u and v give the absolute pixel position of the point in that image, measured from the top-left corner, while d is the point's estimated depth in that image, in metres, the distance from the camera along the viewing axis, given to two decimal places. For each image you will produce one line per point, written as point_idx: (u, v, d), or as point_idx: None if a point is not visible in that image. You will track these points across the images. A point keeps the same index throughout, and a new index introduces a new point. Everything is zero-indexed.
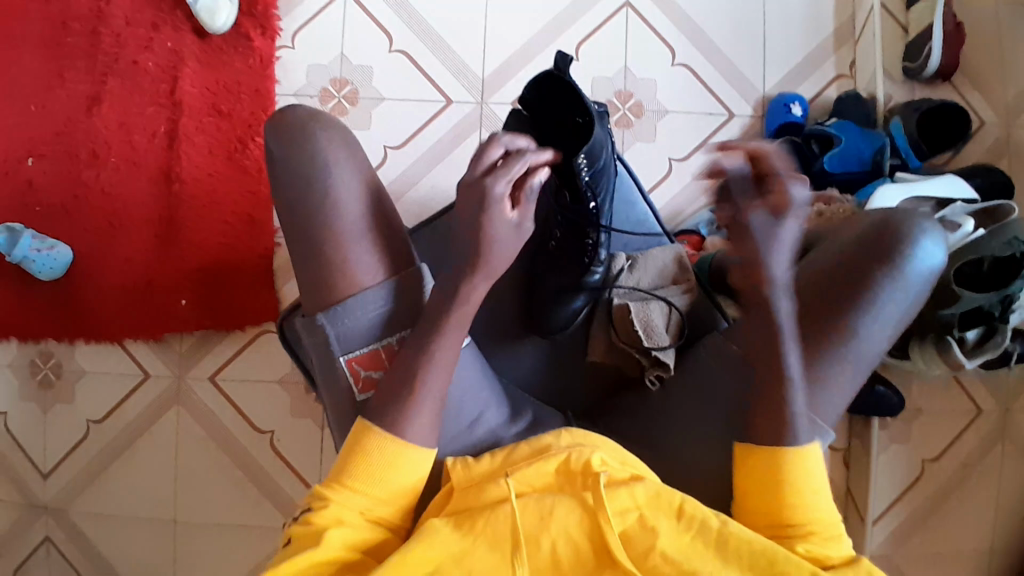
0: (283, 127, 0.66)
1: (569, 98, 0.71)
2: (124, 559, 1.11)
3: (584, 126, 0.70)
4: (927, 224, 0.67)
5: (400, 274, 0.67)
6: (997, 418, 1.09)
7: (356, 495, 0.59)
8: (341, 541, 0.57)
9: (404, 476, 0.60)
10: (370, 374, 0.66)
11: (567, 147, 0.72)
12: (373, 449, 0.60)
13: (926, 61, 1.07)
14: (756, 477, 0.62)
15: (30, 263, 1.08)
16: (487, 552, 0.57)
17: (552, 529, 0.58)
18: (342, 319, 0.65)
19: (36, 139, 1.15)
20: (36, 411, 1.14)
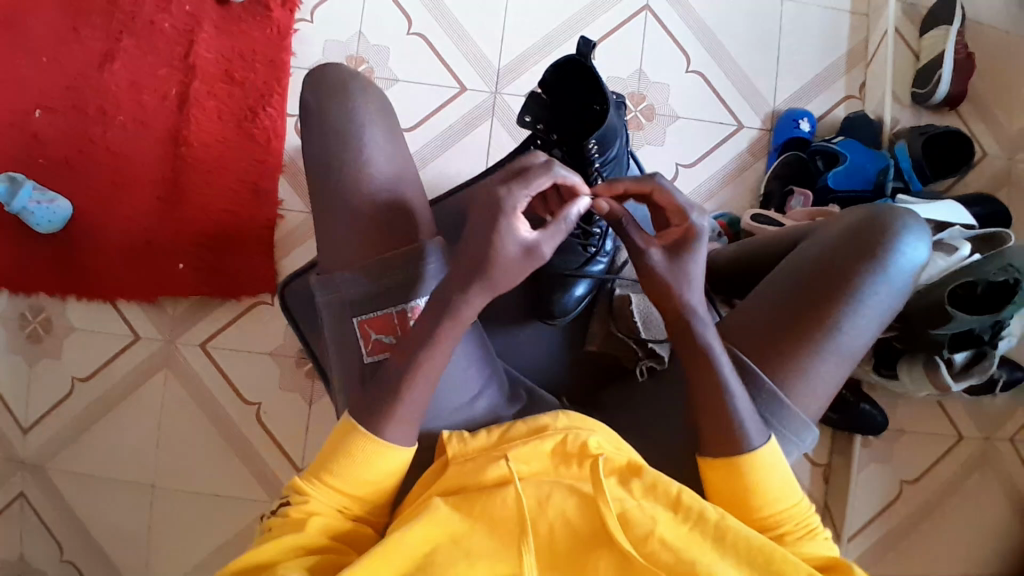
0: (318, 92, 0.68)
1: (590, 84, 0.74)
2: (99, 521, 1.10)
3: (600, 113, 0.74)
4: (910, 223, 0.71)
5: (409, 246, 0.64)
6: (978, 444, 1.11)
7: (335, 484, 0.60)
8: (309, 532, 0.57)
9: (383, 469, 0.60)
10: (381, 338, 0.65)
11: (582, 130, 0.76)
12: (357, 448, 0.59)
13: (935, 88, 1.10)
14: (725, 485, 0.63)
15: (29, 215, 1.07)
16: (485, 534, 0.57)
17: (550, 511, 0.59)
18: (360, 279, 0.64)
19: (45, 92, 1.14)
20: (22, 363, 1.13)
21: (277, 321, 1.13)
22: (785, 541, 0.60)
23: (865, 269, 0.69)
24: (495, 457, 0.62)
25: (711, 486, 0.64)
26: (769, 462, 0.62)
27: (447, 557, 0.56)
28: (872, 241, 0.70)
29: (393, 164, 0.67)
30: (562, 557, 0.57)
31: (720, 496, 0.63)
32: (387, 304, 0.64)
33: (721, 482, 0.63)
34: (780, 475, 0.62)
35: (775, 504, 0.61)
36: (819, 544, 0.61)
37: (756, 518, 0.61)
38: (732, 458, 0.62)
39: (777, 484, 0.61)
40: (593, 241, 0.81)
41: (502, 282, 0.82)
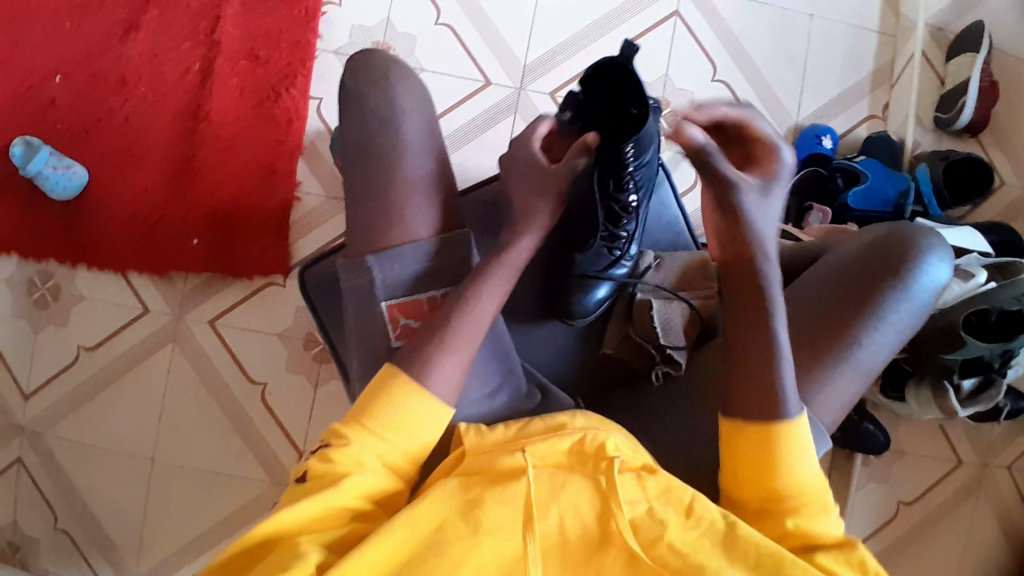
0: (357, 77, 0.68)
1: (627, 86, 0.67)
2: (96, 492, 1.09)
3: (637, 117, 0.69)
4: (934, 242, 0.72)
5: (446, 234, 0.67)
6: (976, 469, 1.12)
7: (376, 438, 0.59)
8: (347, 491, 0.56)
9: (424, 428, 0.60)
10: (409, 323, 0.65)
11: (617, 130, 0.71)
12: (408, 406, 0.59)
13: (958, 114, 1.10)
14: (743, 455, 0.62)
15: (44, 180, 1.06)
16: (495, 512, 0.57)
17: (562, 502, 0.59)
18: (391, 265, 0.64)
19: (66, 57, 1.13)
20: (27, 329, 1.12)
21: (287, 303, 1.13)
22: (800, 517, 0.60)
23: (887, 287, 0.69)
24: (511, 449, 0.62)
25: (733, 450, 0.63)
26: (798, 434, 0.61)
27: (450, 540, 0.56)
28: (895, 258, 0.70)
29: (426, 155, 0.67)
30: (572, 557, 0.58)
31: (739, 462, 0.63)
32: (424, 290, 0.65)
33: (745, 447, 0.62)
34: (805, 448, 0.61)
35: (792, 479, 0.60)
36: (833, 524, 0.60)
37: (773, 488, 0.61)
38: (763, 428, 0.61)
39: (801, 456, 0.61)
40: (619, 244, 0.79)
41: (526, 275, 0.81)
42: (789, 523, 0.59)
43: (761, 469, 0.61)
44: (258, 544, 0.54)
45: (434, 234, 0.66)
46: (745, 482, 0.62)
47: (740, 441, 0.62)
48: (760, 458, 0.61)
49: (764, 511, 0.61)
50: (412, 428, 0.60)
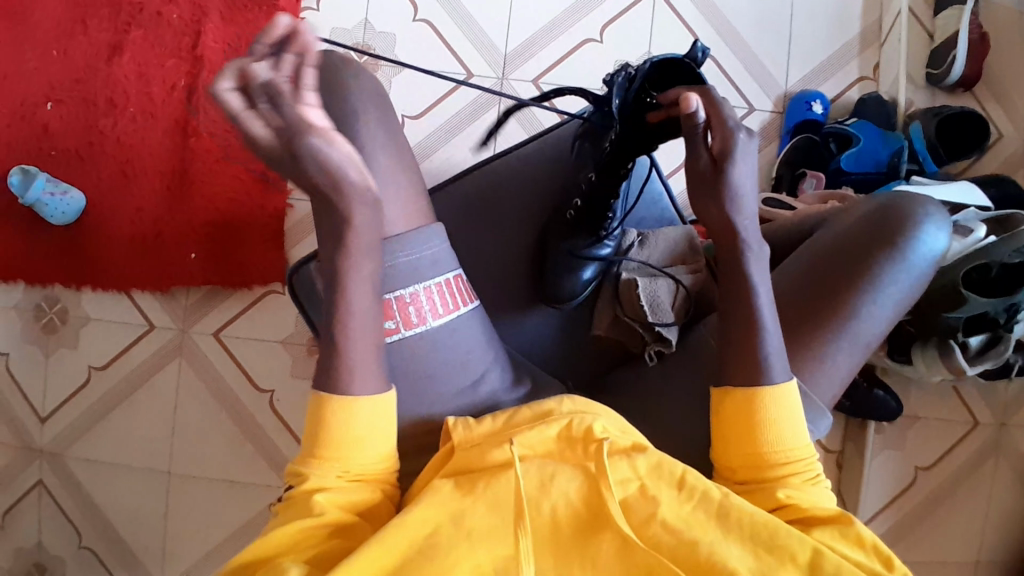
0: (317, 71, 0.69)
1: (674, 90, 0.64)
2: (116, 508, 1.12)
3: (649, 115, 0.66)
4: (931, 210, 0.70)
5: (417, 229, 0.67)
6: (993, 430, 1.10)
7: (333, 457, 0.59)
8: (318, 515, 0.56)
9: (376, 429, 0.60)
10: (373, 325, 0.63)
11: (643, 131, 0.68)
12: (357, 414, 0.59)
13: (949, 69, 1.08)
14: (737, 418, 0.62)
15: (42, 207, 1.08)
16: (486, 514, 0.57)
17: (553, 494, 0.59)
18: None
19: (55, 84, 1.15)
20: (38, 353, 1.14)
21: (287, 310, 1.14)
22: (790, 483, 0.61)
23: (883, 258, 0.68)
24: (500, 443, 0.62)
25: (722, 420, 0.63)
26: (786, 398, 0.61)
27: (449, 540, 0.56)
28: (891, 230, 0.69)
29: (394, 151, 0.68)
30: (568, 552, 0.57)
31: (730, 430, 0.63)
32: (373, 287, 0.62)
33: (735, 415, 0.62)
34: (794, 415, 0.62)
35: (784, 445, 0.61)
36: (819, 493, 0.61)
37: (763, 455, 0.61)
38: (751, 395, 0.61)
39: (790, 423, 0.61)
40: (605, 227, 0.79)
41: (510, 265, 0.82)
42: (781, 494, 0.59)
43: (755, 431, 0.61)
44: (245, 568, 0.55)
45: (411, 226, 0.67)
46: (734, 450, 0.62)
47: (734, 402, 0.63)
48: (755, 420, 0.61)
49: (753, 479, 0.62)
50: (364, 435, 0.59)
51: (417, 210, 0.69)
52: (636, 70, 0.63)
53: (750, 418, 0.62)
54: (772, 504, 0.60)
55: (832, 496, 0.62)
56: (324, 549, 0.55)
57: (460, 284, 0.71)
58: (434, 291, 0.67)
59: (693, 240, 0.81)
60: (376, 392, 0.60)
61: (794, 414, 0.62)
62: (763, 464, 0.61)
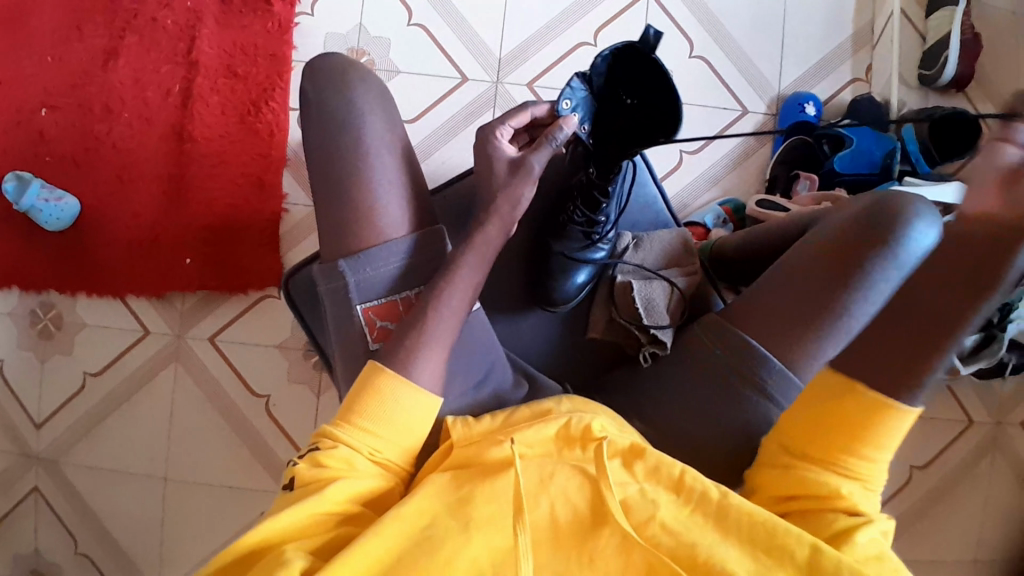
0: (319, 76, 0.71)
1: (633, 77, 0.71)
2: (114, 513, 1.12)
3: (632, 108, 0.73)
4: (920, 207, 0.68)
5: (420, 232, 0.70)
6: (989, 429, 1.10)
7: (367, 441, 0.60)
8: (338, 493, 0.57)
9: (416, 426, 0.61)
10: (385, 324, 0.68)
11: (622, 130, 0.74)
12: (398, 402, 0.61)
13: (941, 70, 1.09)
14: (847, 411, 0.57)
15: (37, 213, 1.08)
16: (485, 508, 0.57)
17: (552, 491, 0.59)
18: (364, 268, 0.66)
19: (50, 90, 1.15)
20: (34, 360, 1.14)
21: (284, 314, 1.14)
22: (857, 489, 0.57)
23: (871, 256, 0.67)
24: (499, 439, 0.62)
25: (829, 406, 0.58)
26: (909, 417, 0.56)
27: (443, 533, 0.56)
28: (881, 228, 0.67)
29: (392, 158, 0.70)
30: (567, 546, 0.57)
31: (827, 421, 0.58)
32: (404, 287, 0.68)
33: (844, 408, 0.57)
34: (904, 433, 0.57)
35: (879, 452, 0.56)
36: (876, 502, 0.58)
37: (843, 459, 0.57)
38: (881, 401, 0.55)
39: (897, 437, 0.56)
40: (597, 228, 0.79)
41: (506, 270, 0.82)
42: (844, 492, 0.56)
43: (858, 428, 0.56)
44: (244, 557, 0.54)
45: (409, 232, 0.69)
46: (820, 438, 0.58)
47: (855, 395, 0.56)
48: (865, 419, 0.56)
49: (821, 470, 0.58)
50: (400, 424, 0.61)
51: (413, 214, 0.70)
52: (591, 70, 0.70)
53: (864, 412, 0.56)
54: (830, 494, 0.57)
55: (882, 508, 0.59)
56: (329, 538, 0.55)
57: None
58: None
59: (687, 242, 0.83)
60: (426, 390, 0.62)
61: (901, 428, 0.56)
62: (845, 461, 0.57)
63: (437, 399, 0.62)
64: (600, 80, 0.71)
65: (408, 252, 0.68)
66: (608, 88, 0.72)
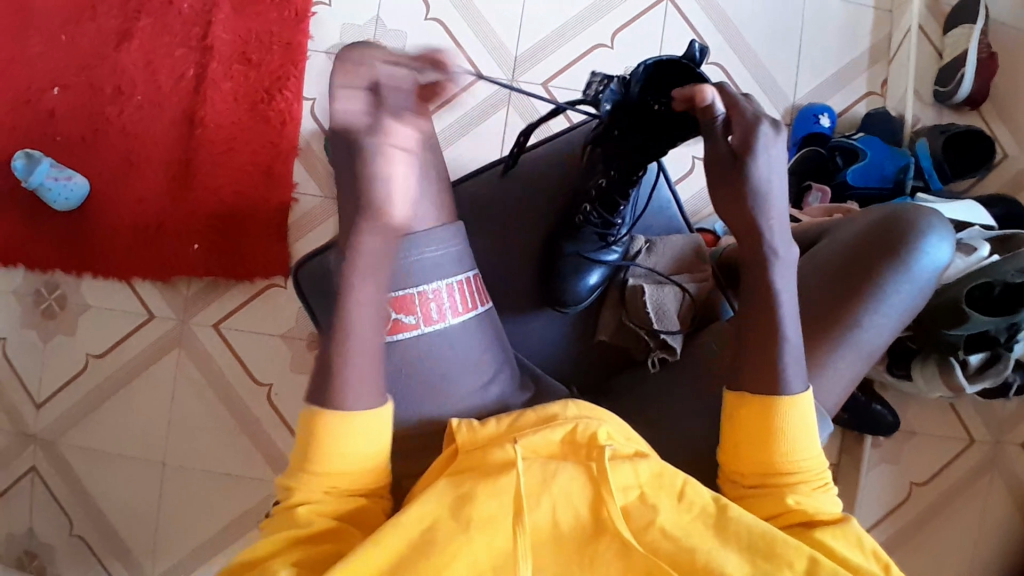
0: None
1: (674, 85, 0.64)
2: (109, 497, 1.11)
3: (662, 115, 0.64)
4: (934, 221, 0.68)
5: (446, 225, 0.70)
6: (989, 448, 1.10)
7: (318, 477, 0.58)
8: (313, 515, 0.57)
9: (369, 444, 0.59)
10: (400, 318, 0.66)
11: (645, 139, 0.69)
12: (330, 430, 0.58)
13: (956, 87, 1.09)
14: (745, 423, 0.63)
15: (45, 191, 1.07)
16: (490, 501, 0.58)
17: (554, 491, 0.59)
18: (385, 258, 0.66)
19: (63, 69, 1.15)
20: (35, 340, 1.14)
21: (289, 304, 1.14)
22: (799, 490, 0.60)
23: (887, 267, 0.66)
24: (504, 442, 0.62)
25: (735, 425, 0.63)
26: (800, 411, 0.61)
27: (447, 534, 0.56)
28: (897, 239, 0.67)
29: None
30: (567, 550, 0.58)
31: (742, 436, 0.63)
32: (418, 281, 0.67)
33: (749, 422, 0.62)
34: (807, 425, 0.62)
35: (797, 452, 0.61)
36: (828, 499, 0.61)
37: (773, 462, 0.61)
38: (770, 401, 0.61)
39: (803, 434, 0.61)
40: (612, 231, 0.81)
41: (515, 269, 0.82)
42: (790, 500, 0.59)
43: (763, 436, 0.61)
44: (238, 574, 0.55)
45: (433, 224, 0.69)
46: (746, 452, 0.62)
47: (743, 407, 0.63)
48: (763, 424, 0.62)
49: (762, 486, 0.61)
50: (346, 451, 0.58)
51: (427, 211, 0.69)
52: (629, 75, 0.64)
53: (760, 417, 0.62)
54: (782, 510, 0.59)
55: (838, 504, 0.62)
56: (315, 550, 0.55)
57: (476, 284, 0.72)
58: (456, 288, 0.69)
59: (699, 248, 0.82)
60: (359, 407, 0.59)
61: (806, 427, 0.62)
62: (776, 471, 0.61)
63: (371, 409, 0.59)
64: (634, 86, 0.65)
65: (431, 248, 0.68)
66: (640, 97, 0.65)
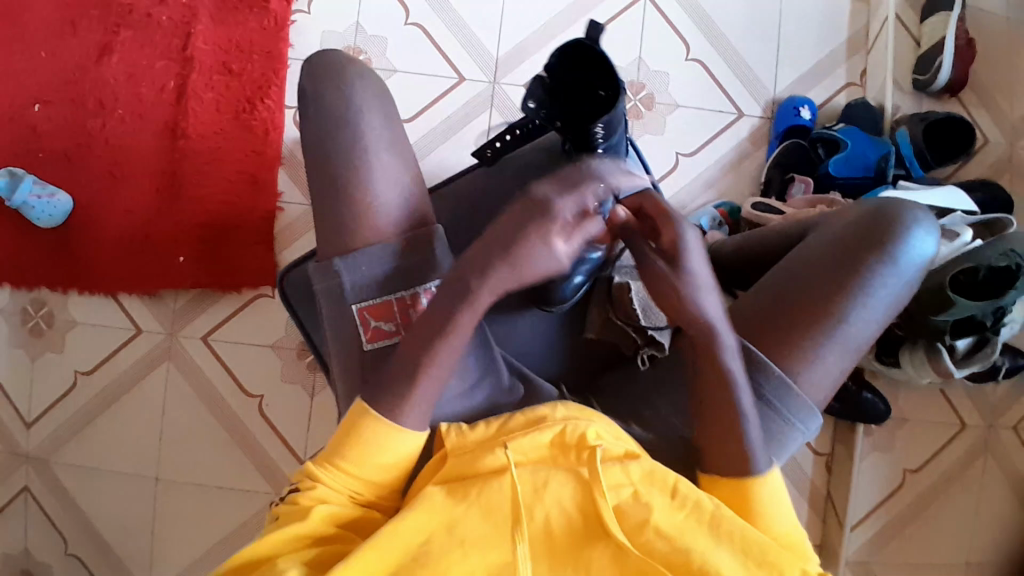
0: (319, 75, 0.71)
1: (592, 72, 0.73)
2: (103, 513, 1.11)
3: (606, 99, 0.73)
4: (917, 215, 0.69)
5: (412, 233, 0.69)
6: (982, 433, 1.11)
7: (346, 477, 0.61)
8: (324, 515, 0.60)
9: (395, 458, 0.62)
10: (380, 325, 0.67)
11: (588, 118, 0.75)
12: (371, 438, 0.61)
13: (935, 74, 1.09)
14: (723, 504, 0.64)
15: (29, 209, 1.07)
16: (479, 521, 0.58)
17: (546, 500, 0.59)
18: (358, 268, 0.66)
19: (44, 85, 1.14)
20: (24, 358, 1.13)
21: (277, 314, 1.13)
22: None
23: (871, 262, 0.66)
24: (493, 448, 0.61)
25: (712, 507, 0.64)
26: (769, 487, 0.63)
27: (442, 548, 0.57)
28: (880, 235, 0.67)
29: (388, 156, 0.70)
30: (561, 552, 0.58)
31: None
32: (392, 287, 0.67)
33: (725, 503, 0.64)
34: (780, 501, 0.64)
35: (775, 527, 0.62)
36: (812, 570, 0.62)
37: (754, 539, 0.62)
38: (741, 481, 0.63)
39: (778, 510, 0.63)
40: None
41: None
42: None
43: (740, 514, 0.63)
44: (244, 563, 0.57)
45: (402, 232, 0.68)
46: None
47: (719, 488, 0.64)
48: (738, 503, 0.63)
49: None
50: (387, 463, 0.62)
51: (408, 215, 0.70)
52: (546, 68, 0.72)
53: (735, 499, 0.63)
54: None
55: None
56: (319, 555, 0.57)
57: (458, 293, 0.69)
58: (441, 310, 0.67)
59: None
60: (412, 430, 0.62)
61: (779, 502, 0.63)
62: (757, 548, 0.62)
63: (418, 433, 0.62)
64: (557, 80, 0.74)
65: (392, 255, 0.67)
66: (562, 88, 0.74)
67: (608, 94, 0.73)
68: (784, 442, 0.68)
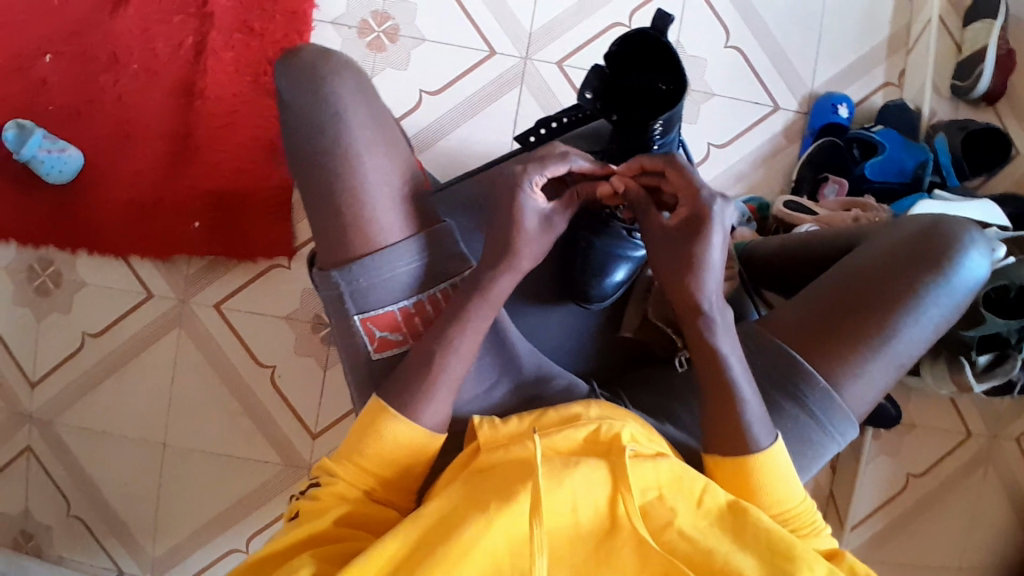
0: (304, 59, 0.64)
1: (654, 61, 0.70)
2: (109, 478, 1.09)
3: (668, 93, 0.70)
4: (972, 235, 0.69)
5: (424, 231, 0.65)
6: (986, 441, 1.12)
7: (361, 474, 0.60)
8: (335, 514, 0.57)
9: (409, 456, 0.60)
10: (386, 335, 0.65)
11: (646, 111, 0.73)
12: (383, 432, 0.59)
13: (976, 82, 1.08)
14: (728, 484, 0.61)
15: (38, 164, 1.02)
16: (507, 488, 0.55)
17: (573, 481, 0.56)
18: (360, 276, 0.62)
19: (54, 35, 1.09)
20: (29, 316, 1.10)
21: (289, 287, 1.10)
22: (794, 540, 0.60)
23: (927, 279, 0.66)
24: (525, 439, 0.60)
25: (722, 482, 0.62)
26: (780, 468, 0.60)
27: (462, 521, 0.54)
28: (940, 252, 0.67)
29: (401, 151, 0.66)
30: (582, 544, 0.56)
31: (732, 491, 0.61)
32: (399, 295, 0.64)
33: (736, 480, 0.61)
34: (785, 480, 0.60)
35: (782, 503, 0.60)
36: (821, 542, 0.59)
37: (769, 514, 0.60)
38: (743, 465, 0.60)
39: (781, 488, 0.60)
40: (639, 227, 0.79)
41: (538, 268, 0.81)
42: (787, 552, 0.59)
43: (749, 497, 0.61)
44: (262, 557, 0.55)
45: (410, 233, 0.64)
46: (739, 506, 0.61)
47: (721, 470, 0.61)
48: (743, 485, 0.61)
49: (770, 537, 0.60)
50: (396, 457, 0.60)
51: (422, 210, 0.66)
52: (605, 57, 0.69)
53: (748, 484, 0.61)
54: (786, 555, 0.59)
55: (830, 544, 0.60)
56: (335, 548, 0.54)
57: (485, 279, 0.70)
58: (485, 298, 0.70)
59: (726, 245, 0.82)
60: (423, 425, 0.60)
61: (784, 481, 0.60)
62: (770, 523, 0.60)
63: (430, 434, 0.60)
64: (614, 70, 0.71)
65: (407, 257, 0.63)
66: (618, 76, 0.72)
67: (668, 88, 0.70)
68: (819, 454, 0.68)
